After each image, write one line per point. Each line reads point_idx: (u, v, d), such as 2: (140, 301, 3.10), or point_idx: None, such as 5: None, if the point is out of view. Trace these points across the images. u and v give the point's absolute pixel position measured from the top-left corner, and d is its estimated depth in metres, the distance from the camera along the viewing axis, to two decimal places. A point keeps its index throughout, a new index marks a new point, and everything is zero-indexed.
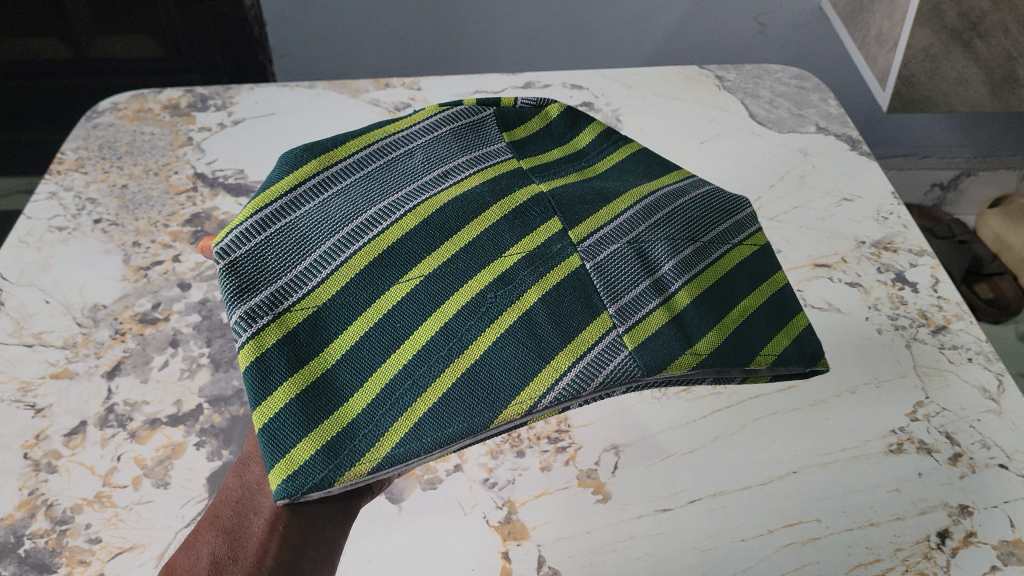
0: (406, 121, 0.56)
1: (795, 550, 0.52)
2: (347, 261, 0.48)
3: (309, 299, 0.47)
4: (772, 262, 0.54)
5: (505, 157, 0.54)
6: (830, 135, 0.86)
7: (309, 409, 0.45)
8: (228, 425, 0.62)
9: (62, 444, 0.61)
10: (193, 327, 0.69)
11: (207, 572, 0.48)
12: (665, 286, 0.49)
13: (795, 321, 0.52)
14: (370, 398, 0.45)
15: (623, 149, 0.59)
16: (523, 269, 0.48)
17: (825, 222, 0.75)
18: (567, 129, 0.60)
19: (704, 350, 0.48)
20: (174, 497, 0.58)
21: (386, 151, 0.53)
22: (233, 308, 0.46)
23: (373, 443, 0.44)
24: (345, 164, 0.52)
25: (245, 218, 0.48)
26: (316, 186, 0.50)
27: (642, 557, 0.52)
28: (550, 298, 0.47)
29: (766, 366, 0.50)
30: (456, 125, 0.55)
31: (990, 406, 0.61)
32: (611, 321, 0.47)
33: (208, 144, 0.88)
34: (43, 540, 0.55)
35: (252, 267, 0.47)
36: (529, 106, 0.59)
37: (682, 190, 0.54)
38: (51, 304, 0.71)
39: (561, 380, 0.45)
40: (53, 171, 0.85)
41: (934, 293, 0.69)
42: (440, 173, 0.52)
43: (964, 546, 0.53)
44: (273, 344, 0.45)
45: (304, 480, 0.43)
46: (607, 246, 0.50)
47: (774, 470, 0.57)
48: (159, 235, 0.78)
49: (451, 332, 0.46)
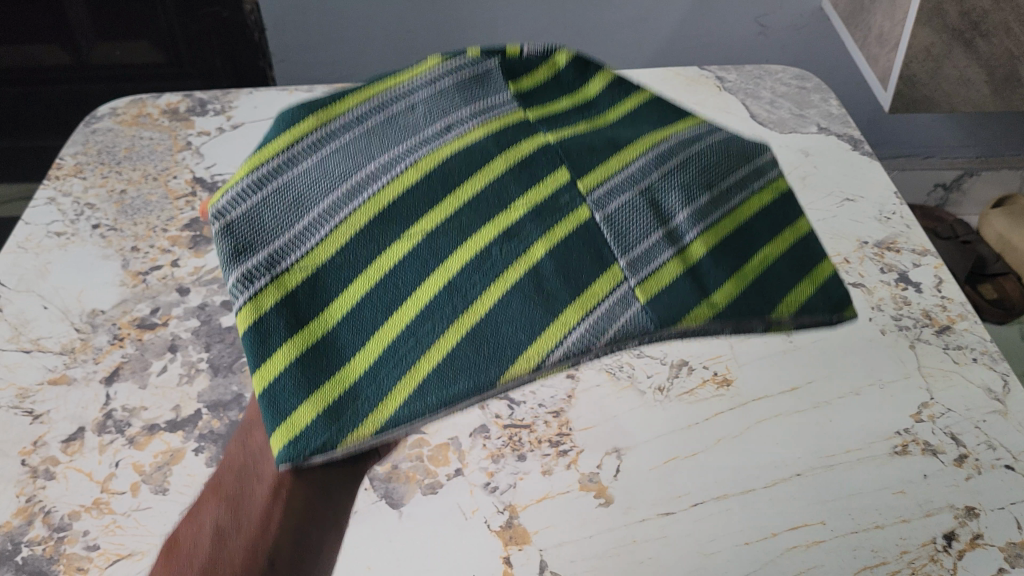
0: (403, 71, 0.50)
1: (800, 553, 0.52)
2: (346, 220, 0.46)
3: (309, 258, 0.46)
4: (795, 209, 0.51)
5: (511, 106, 0.49)
6: (832, 135, 0.85)
7: (309, 369, 0.46)
8: (227, 430, 0.62)
9: (60, 451, 0.60)
10: (192, 332, 0.69)
11: (211, 541, 0.50)
12: (680, 236, 0.47)
13: (820, 268, 0.51)
14: (371, 359, 0.46)
15: (637, 98, 0.54)
16: (531, 222, 0.46)
17: (828, 223, 0.74)
18: (576, 76, 0.54)
19: (719, 300, 0.47)
20: (173, 503, 0.57)
21: (382, 106, 0.48)
22: (231, 271, 0.45)
23: (374, 406, 0.46)
24: (340, 120, 0.48)
25: (242, 177, 0.46)
26: (308, 144, 0.47)
27: (645, 561, 0.52)
28: (556, 251, 0.46)
29: (789, 316, 0.49)
30: (457, 74, 0.49)
31: (996, 406, 0.59)
32: (622, 274, 0.46)
33: (208, 148, 0.88)
34: (41, 547, 0.55)
35: (249, 228, 0.45)
36: (536, 53, 0.53)
37: (700, 133, 0.50)
38: (49, 309, 0.71)
39: (571, 334, 0.45)
40: (51, 176, 0.84)
41: (938, 293, 0.68)
42: (440, 127, 0.47)
43: (971, 549, 0.52)
44: (273, 307, 0.46)
45: (305, 444, 0.45)
46: (620, 198, 0.47)
47: (779, 473, 0.56)
48: (158, 239, 0.78)
49: (453, 290, 0.46)
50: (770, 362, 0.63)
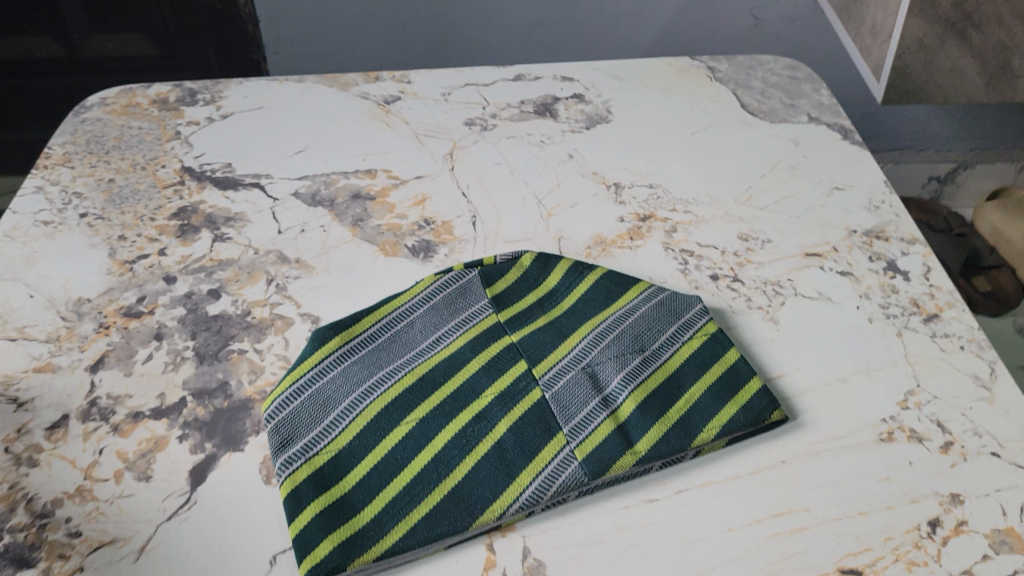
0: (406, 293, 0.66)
1: (784, 540, 0.52)
2: (361, 413, 0.58)
3: (333, 444, 0.56)
4: (722, 345, 0.61)
5: (484, 314, 0.64)
6: (823, 124, 0.85)
7: (331, 519, 0.52)
8: (211, 417, 0.61)
9: (43, 438, 0.60)
10: (178, 321, 0.68)
11: None
12: (613, 399, 0.58)
13: (747, 386, 0.58)
14: (378, 510, 0.53)
15: (588, 278, 0.67)
16: (495, 407, 0.58)
17: (818, 212, 0.74)
18: (539, 273, 0.68)
19: (642, 447, 0.55)
20: (156, 491, 0.57)
21: (392, 324, 0.64)
22: (275, 458, 0.56)
23: (375, 541, 0.51)
24: (361, 337, 0.63)
25: (283, 388, 0.59)
26: (337, 357, 0.61)
27: (628, 548, 0.52)
28: (515, 427, 0.56)
29: (711, 440, 0.55)
30: (448, 292, 0.66)
31: (982, 394, 0.59)
32: (565, 438, 0.56)
33: (196, 138, 0.87)
34: (22, 534, 0.54)
35: (289, 426, 0.57)
36: (506, 260, 0.68)
37: (633, 306, 0.64)
38: (35, 298, 0.71)
39: (524, 491, 0.53)
40: (39, 165, 0.84)
41: (927, 281, 0.68)
42: (433, 340, 0.62)
43: (956, 535, 0.51)
44: (304, 479, 0.54)
45: (324, 565, 0.50)
46: (564, 375, 0.59)
47: (764, 460, 0.56)
48: (146, 228, 0.77)
49: (440, 460, 0.55)
50: (756, 348, 0.62)
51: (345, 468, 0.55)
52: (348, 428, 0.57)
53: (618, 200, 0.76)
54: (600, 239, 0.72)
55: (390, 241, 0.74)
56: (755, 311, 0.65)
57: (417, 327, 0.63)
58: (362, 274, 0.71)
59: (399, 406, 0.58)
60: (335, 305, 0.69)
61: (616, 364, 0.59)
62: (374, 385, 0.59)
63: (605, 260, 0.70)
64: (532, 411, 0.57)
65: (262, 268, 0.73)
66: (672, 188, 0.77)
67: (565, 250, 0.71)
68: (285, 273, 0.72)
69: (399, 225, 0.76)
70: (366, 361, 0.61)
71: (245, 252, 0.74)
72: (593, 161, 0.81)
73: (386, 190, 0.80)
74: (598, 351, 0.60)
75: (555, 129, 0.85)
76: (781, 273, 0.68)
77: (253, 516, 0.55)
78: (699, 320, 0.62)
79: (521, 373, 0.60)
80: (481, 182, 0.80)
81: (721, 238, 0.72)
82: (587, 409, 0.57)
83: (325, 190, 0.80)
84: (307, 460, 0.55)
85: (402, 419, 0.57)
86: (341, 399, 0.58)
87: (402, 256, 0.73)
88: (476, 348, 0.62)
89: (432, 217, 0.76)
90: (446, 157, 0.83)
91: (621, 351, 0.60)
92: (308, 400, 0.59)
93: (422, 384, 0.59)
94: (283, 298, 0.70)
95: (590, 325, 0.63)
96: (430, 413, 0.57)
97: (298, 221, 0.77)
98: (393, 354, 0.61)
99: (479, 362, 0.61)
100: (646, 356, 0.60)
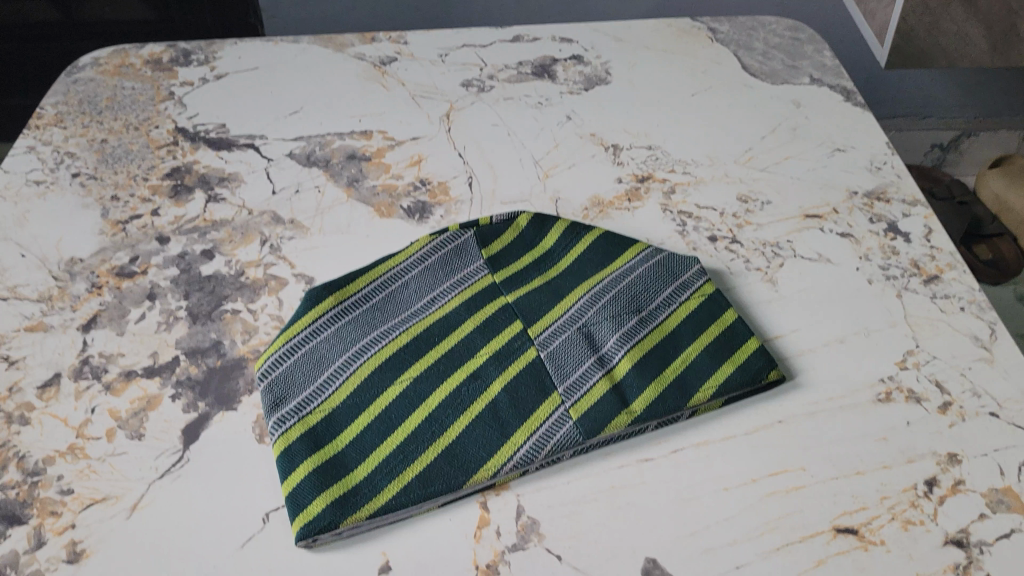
0: (401, 253, 0.65)
1: (779, 499, 0.51)
2: (355, 372, 0.57)
3: (326, 403, 0.56)
4: (720, 307, 0.60)
5: (480, 274, 0.63)
6: (825, 86, 0.83)
7: (324, 476, 0.52)
8: (204, 376, 0.61)
9: (35, 396, 0.60)
10: (171, 281, 0.68)
11: None
12: (608, 359, 0.57)
13: (744, 346, 0.57)
14: (372, 468, 0.52)
15: (585, 240, 0.66)
16: (490, 366, 0.57)
17: (818, 173, 0.73)
18: (535, 234, 0.67)
19: (638, 407, 0.54)
20: (148, 449, 0.56)
21: (387, 284, 0.63)
22: (269, 417, 0.55)
23: (368, 500, 0.51)
24: (356, 297, 0.62)
25: (277, 347, 0.59)
26: (332, 317, 0.61)
27: (623, 506, 0.51)
28: (509, 386, 0.56)
29: (707, 399, 0.55)
30: (444, 252, 0.65)
31: (982, 354, 0.59)
32: (560, 398, 0.55)
33: (190, 99, 0.86)
34: (14, 491, 0.54)
35: (283, 385, 0.57)
36: (502, 220, 0.67)
37: (630, 267, 0.63)
38: (27, 257, 0.70)
39: (518, 451, 0.53)
40: (31, 125, 0.83)
41: (928, 243, 0.67)
42: (429, 299, 0.62)
43: (953, 495, 0.51)
44: (297, 438, 0.54)
45: (317, 524, 0.50)
46: (560, 335, 0.59)
47: (760, 420, 0.55)
48: (138, 188, 0.76)
49: (433, 419, 0.54)
50: (754, 309, 0.62)
51: (338, 426, 0.54)
52: (341, 388, 0.56)
53: (616, 162, 0.75)
54: (598, 200, 0.71)
55: (386, 201, 0.74)
56: (753, 273, 0.64)
57: (412, 287, 0.63)
58: (357, 234, 0.71)
59: (393, 366, 0.57)
60: (330, 266, 0.68)
61: (612, 324, 0.59)
62: (367, 344, 0.59)
63: (602, 222, 0.69)
64: (528, 370, 0.57)
65: (256, 228, 0.72)
66: (671, 149, 0.76)
67: (561, 211, 0.71)
68: (279, 234, 0.71)
69: (395, 186, 0.75)
70: (360, 320, 0.60)
71: (238, 213, 0.73)
72: (591, 122, 0.80)
73: (382, 151, 0.79)
74: (595, 311, 0.60)
75: (553, 91, 0.84)
76: (781, 234, 0.68)
77: (245, 474, 0.55)
78: (697, 280, 0.62)
79: (517, 333, 0.59)
80: (477, 143, 0.79)
81: (720, 200, 0.71)
82: (583, 368, 0.57)
83: (320, 151, 0.79)
84: (300, 420, 0.55)
85: (395, 378, 0.56)
86: (335, 358, 0.58)
87: (397, 216, 0.72)
88: (471, 308, 0.61)
89: (428, 178, 0.75)
90: (442, 118, 0.82)
91: (618, 311, 0.59)
92: (302, 359, 0.58)
93: (416, 343, 0.59)
94: (277, 259, 0.69)
95: (586, 285, 0.62)
96: (424, 372, 0.57)
97: (293, 181, 0.76)
98: (388, 314, 0.61)
99: (474, 322, 0.60)
100: (643, 316, 0.59)
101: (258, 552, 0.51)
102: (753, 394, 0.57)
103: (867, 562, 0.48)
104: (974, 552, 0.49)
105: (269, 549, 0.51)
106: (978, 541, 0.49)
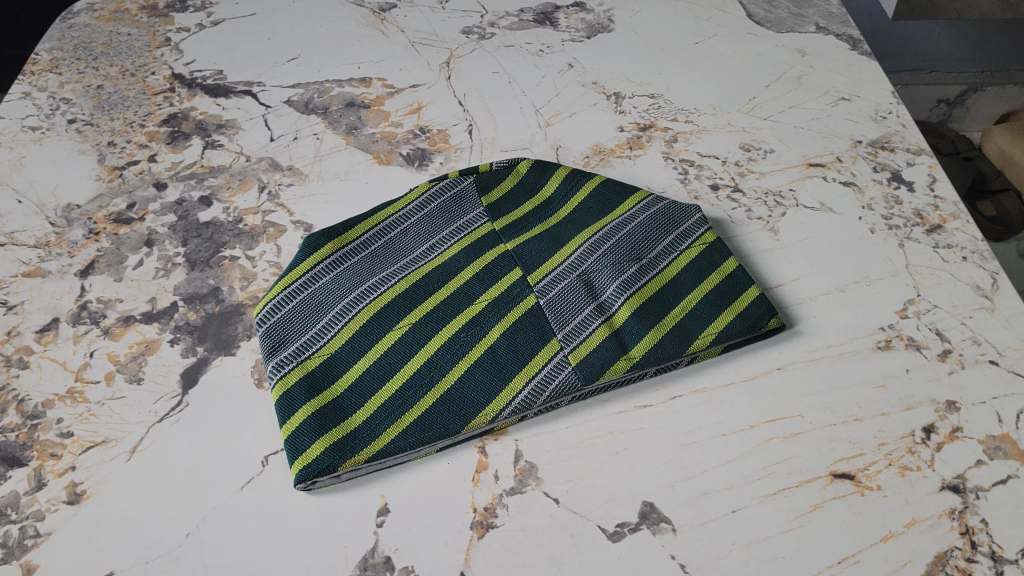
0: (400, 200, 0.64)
1: (777, 444, 0.51)
2: (354, 318, 0.57)
3: (325, 348, 0.55)
4: (722, 254, 0.59)
5: (480, 222, 0.63)
6: (831, 34, 0.82)
7: (323, 420, 0.52)
8: (203, 321, 0.60)
9: (34, 341, 0.59)
10: (169, 227, 0.67)
11: None
12: (608, 306, 0.57)
13: (744, 294, 0.57)
14: (371, 412, 0.52)
15: (587, 187, 0.65)
16: (489, 312, 0.57)
17: (822, 122, 0.72)
18: (536, 181, 0.66)
19: (637, 353, 0.54)
20: (147, 393, 0.56)
21: (386, 230, 0.62)
22: (267, 362, 0.55)
23: (367, 444, 0.51)
24: (354, 244, 0.62)
25: (275, 293, 0.59)
26: (330, 264, 0.60)
27: (621, 451, 0.52)
28: (508, 333, 0.56)
29: (706, 346, 0.55)
30: (443, 199, 0.64)
31: (983, 303, 0.58)
32: (559, 344, 0.55)
33: (186, 45, 0.85)
34: (14, 434, 0.54)
35: (281, 331, 0.57)
36: (503, 166, 0.67)
37: (632, 214, 0.62)
38: (23, 203, 0.70)
39: (517, 396, 0.53)
40: (26, 71, 0.82)
41: (932, 192, 0.66)
42: (428, 247, 0.61)
43: (950, 441, 0.51)
44: (296, 382, 0.54)
45: (316, 466, 0.50)
46: (560, 281, 0.58)
47: (759, 367, 0.55)
48: (135, 135, 0.75)
49: (432, 365, 0.54)
50: (755, 258, 0.61)
51: (337, 371, 0.54)
52: (340, 333, 0.56)
53: (618, 110, 0.74)
54: (599, 149, 0.71)
55: (385, 149, 0.73)
56: (755, 222, 0.64)
57: (412, 234, 0.62)
58: (356, 181, 0.70)
59: (392, 312, 0.57)
60: (329, 212, 0.68)
61: (612, 271, 0.58)
62: (366, 291, 0.58)
63: (603, 170, 0.69)
64: (527, 317, 0.56)
65: (254, 175, 0.71)
66: (673, 98, 0.75)
67: (562, 159, 0.70)
68: (278, 181, 0.71)
69: (394, 133, 0.74)
70: (359, 267, 0.60)
71: (236, 160, 0.73)
72: (594, 70, 0.79)
73: (382, 98, 0.78)
74: (595, 258, 0.59)
75: (554, 38, 0.83)
76: (784, 183, 0.67)
77: (244, 417, 0.55)
78: (698, 229, 0.61)
79: (516, 281, 0.59)
80: (478, 91, 0.78)
81: (723, 148, 0.70)
82: (582, 315, 0.56)
83: (318, 98, 0.78)
84: (299, 364, 0.55)
85: (394, 324, 0.56)
86: (334, 304, 0.58)
87: (396, 164, 0.71)
88: (471, 255, 0.60)
89: (428, 126, 0.75)
90: (442, 66, 0.81)
91: (618, 259, 0.59)
92: (301, 305, 0.58)
93: (416, 290, 0.58)
94: (275, 206, 0.68)
95: (587, 232, 0.61)
96: (423, 318, 0.57)
97: (291, 128, 0.75)
98: (387, 261, 0.60)
99: (473, 269, 0.60)
100: (643, 264, 0.58)
101: (258, 494, 0.51)
102: (752, 342, 0.57)
103: (862, 507, 0.49)
104: (970, 498, 0.49)
105: (269, 491, 0.51)
106: (974, 487, 0.49)
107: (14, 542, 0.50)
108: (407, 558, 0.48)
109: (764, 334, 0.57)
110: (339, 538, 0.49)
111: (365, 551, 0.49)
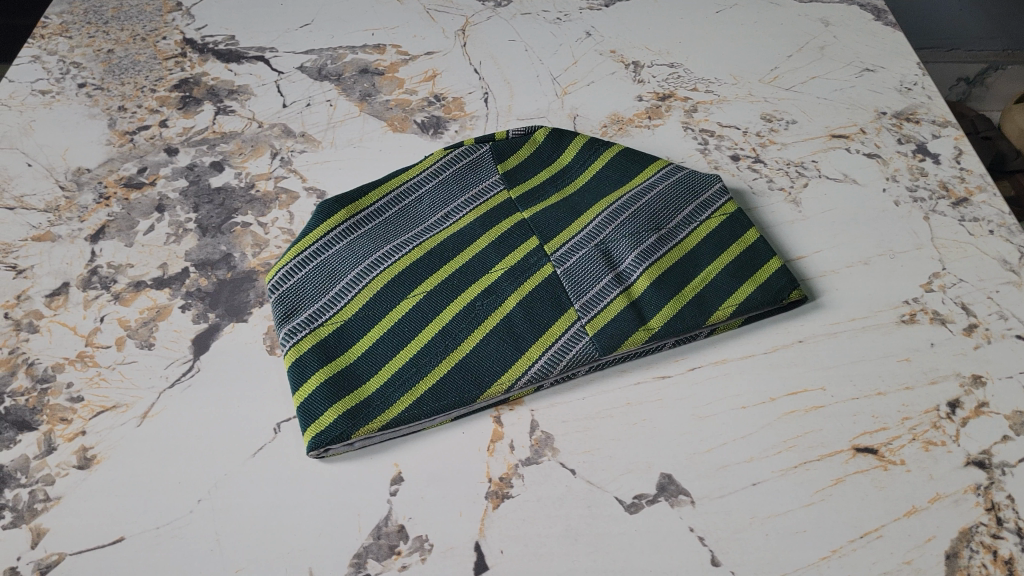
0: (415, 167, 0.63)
1: (798, 418, 0.50)
2: (367, 285, 0.56)
3: (338, 315, 0.55)
4: (744, 224, 0.58)
5: (496, 190, 0.62)
6: (854, 4, 0.81)
7: (336, 387, 0.51)
8: (215, 287, 0.60)
9: (44, 305, 0.59)
10: (180, 193, 0.66)
11: None
12: (626, 277, 0.56)
13: (765, 267, 0.56)
14: (384, 380, 0.51)
15: (605, 155, 0.64)
16: (505, 281, 0.56)
17: (846, 93, 0.71)
18: (553, 150, 0.65)
19: (656, 324, 0.53)
20: (158, 358, 0.55)
21: (401, 198, 0.61)
22: (280, 329, 0.54)
23: (381, 412, 0.50)
24: (368, 211, 0.60)
25: (288, 260, 0.58)
26: (344, 231, 0.59)
27: (639, 423, 0.51)
28: (525, 302, 0.55)
29: (726, 318, 0.54)
30: (459, 166, 0.63)
31: (1010, 278, 0.57)
32: (576, 314, 0.54)
33: (198, 10, 0.84)
34: (24, 398, 0.54)
35: (294, 298, 0.56)
36: (519, 135, 0.65)
37: (652, 183, 0.60)
38: (33, 167, 0.69)
39: (533, 366, 0.52)
40: (36, 35, 0.81)
41: (957, 165, 0.65)
42: (443, 215, 0.60)
43: (976, 416, 0.50)
44: (308, 349, 0.53)
45: (328, 434, 0.49)
46: (577, 251, 0.57)
47: (780, 340, 0.54)
48: (146, 99, 0.74)
49: (447, 333, 0.53)
50: (776, 230, 0.60)
51: (350, 339, 0.53)
52: (354, 300, 0.55)
53: (637, 79, 0.73)
54: (617, 118, 0.69)
55: (399, 116, 0.72)
56: (776, 194, 0.63)
57: (426, 202, 0.61)
58: (370, 148, 0.69)
59: (406, 280, 0.56)
60: (342, 179, 0.67)
61: (631, 241, 0.57)
62: (380, 258, 0.57)
63: (621, 138, 0.68)
64: (544, 286, 0.55)
65: (266, 141, 0.70)
66: (693, 67, 0.74)
67: (579, 128, 0.69)
68: (291, 147, 0.70)
69: (408, 101, 0.73)
70: (373, 234, 0.59)
71: (249, 126, 0.72)
72: (612, 39, 0.77)
73: (396, 65, 0.76)
74: (613, 228, 0.58)
75: (572, 6, 0.81)
76: (806, 154, 0.66)
77: (255, 384, 0.54)
78: (719, 200, 0.59)
79: (533, 250, 0.58)
80: (494, 59, 0.76)
81: (744, 119, 0.69)
82: (600, 285, 0.55)
83: (331, 64, 0.77)
84: (311, 331, 0.54)
85: (408, 293, 0.55)
86: (347, 271, 0.57)
87: (411, 131, 0.70)
88: (486, 223, 0.59)
89: (443, 93, 0.73)
90: (458, 33, 0.79)
91: (637, 228, 0.58)
92: (314, 272, 0.57)
93: (431, 258, 0.57)
94: (287, 172, 0.67)
95: (606, 201, 0.60)
96: (438, 287, 0.56)
97: (304, 94, 0.74)
98: (401, 229, 0.59)
99: (489, 238, 0.58)
100: (662, 235, 0.57)
101: (269, 461, 0.51)
102: (773, 315, 0.56)
103: (885, 481, 0.48)
104: (996, 473, 0.48)
105: (281, 457, 0.51)
106: (1000, 463, 0.48)
107: (24, 506, 0.49)
108: (420, 528, 0.48)
109: (784, 307, 0.55)
110: (352, 506, 0.49)
111: (378, 519, 0.48)
